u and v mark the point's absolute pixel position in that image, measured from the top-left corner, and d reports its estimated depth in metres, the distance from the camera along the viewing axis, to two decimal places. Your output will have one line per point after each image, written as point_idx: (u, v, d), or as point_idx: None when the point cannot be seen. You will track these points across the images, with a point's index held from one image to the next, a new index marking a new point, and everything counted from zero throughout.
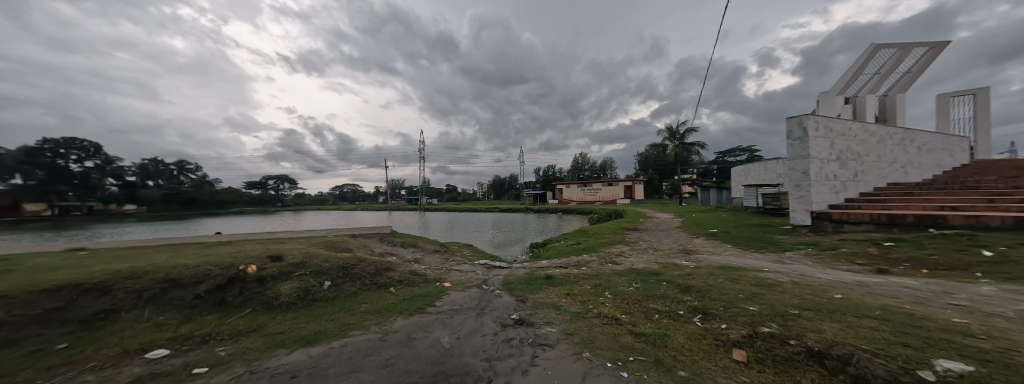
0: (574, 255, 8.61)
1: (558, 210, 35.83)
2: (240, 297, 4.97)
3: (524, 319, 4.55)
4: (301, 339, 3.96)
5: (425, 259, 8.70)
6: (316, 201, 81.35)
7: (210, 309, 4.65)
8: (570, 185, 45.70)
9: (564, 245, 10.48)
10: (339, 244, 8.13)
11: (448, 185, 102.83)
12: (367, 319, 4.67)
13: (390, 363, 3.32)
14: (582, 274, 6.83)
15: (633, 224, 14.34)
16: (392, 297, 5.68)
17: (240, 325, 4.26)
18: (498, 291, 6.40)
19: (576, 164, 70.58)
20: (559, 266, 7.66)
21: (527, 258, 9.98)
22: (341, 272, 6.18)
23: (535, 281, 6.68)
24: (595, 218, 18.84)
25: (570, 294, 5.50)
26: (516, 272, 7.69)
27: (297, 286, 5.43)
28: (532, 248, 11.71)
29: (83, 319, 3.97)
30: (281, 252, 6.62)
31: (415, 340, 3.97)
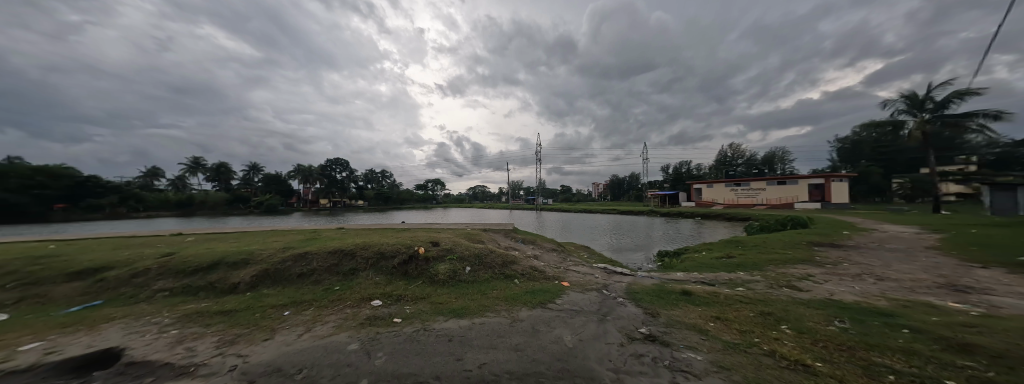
0: (721, 272, 6.93)
1: (692, 214, 29.89)
2: (415, 270, 6.71)
3: (655, 335, 4.03)
4: (452, 311, 4.95)
5: (544, 256, 9.15)
6: (454, 200, 100.59)
7: (399, 277, 6.53)
8: (712, 185, 37.40)
9: (705, 257, 8.61)
10: (476, 236, 9.71)
11: (561, 186, 104.68)
12: (498, 305, 5.32)
13: (519, 348, 3.64)
14: (737, 296, 5.39)
15: (824, 238, 10.13)
16: (517, 289, 6.25)
17: (415, 292, 5.77)
18: (621, 299, 5.94)
19: (722, 159, 56.96)
20: (699, 282, 6.35)
21: (654, 267, 8.82)
22: (477, 259, 7.32)
23: (667, 295, 5.80)
24: (753, 227, 14.48)
25: (719, 318, 4.44)
26: (642, 281, 6.93)
27: (448, 267, 6.81)
28: (660, 257, 10.25)
29: (344, 272, 6.39)
30: (437, 239, 8.51)
31: (539, 332, 4.20)
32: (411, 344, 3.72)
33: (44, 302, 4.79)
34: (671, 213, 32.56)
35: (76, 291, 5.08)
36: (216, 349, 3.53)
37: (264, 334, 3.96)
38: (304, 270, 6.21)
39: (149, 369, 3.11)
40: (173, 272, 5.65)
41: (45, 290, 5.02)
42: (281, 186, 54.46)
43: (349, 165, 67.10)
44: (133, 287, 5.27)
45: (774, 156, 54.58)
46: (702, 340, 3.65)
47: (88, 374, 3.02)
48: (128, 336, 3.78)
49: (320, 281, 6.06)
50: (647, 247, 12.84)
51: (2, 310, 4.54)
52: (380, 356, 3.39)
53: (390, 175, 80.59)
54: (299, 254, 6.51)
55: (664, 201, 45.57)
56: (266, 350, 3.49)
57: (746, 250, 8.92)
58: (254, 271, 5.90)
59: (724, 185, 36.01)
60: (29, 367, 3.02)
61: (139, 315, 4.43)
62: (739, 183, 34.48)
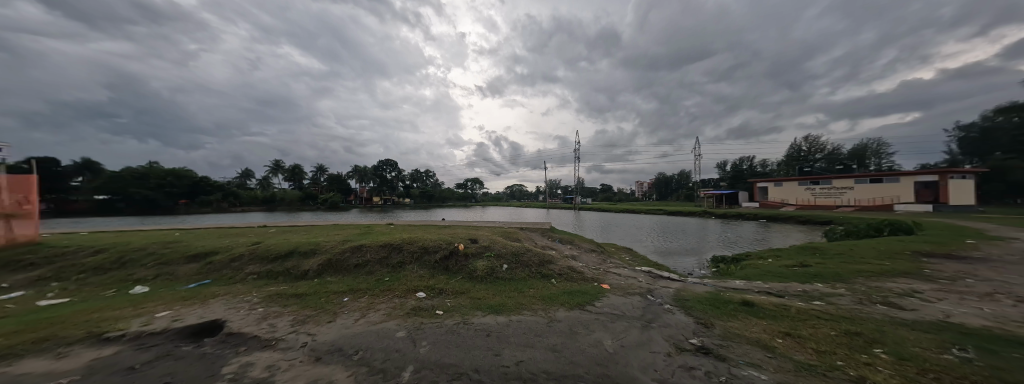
0: (792, 282, 6.04)
1: (754, 217, 26.55)
2: (456, 266, 7.01)
3: (709, 348, 3.66)
4: (490, 307, 5.06)
5: (582, 257, 8.90)
6: (492, 199, 102.79)
7: (441, 271, 6.88)
8: (783, 182, 32.92)
9: (771, 265, 7.58)
10: (513, 234, 9.80)
11: (602, 185, 100.64)
12: (535, 304, 5.31)
13: (557, 349, 3.58)
14: (813, 311, 4.64)
15: (936, 247, 8.24)
16: (554, 288, 6.18)
17: (455, 286, 6.03)
18: (669, 306, 5.51)
19: (795, 154, 49.64)
20: (764, 293, 5.61)
21: (707, 273, 8.02)
22: (514, 257, 7.38)
23: (724, 305, 5.22)
24: (835, 233, 12.33)
25: (790, 335, 3.87)
26: (692, 288, 6.35)
27: (486, 264, 6.97)
28: (714, 263, 9.28)
29: (393, 264, 6.93)
30: (476, 236, 8.77)
31: (578, 334, 4.09)
32: (453, 336, 3.90)
33: (173, 279, 6.02)
34: (727, 215, 29.30)
35: (193, 270, 6.28)
36: (291, 326, 4.09)
37: (328, 316, 4.47)
38: (360, 261, 6.87)
39: (243, 340, 3.72)
40: (259, 258, 6.67)
41: (173, 269, 6.29)
42: (341, 185, 61.03)
43: (398, 166, 72.56)
44: (231, 270, 6.35)
45: (865, 149, 45.80)
46: (768, 357, 3.22)
47: (201, 339, 3.73)
48: (228, 310, 4.56)
49: (372, 271, 6.65)
50: (699, 252, 11.73)
51: (146, 283, 5.80)
52: (424, 344, 3.61)
53: (433, 175, 85.37)
54: (355, 246, 7.22)
55: (720, 201, 41.15)
56: (330, 331, 3.95)
57: (824, 258, 7.65)
58: (320, 261, 6.69)
59: (797, 183, 31.44)
60: (163, 330, 3.82)
61: (235, 293, 5.32)
62: (817, 180, 29.71)
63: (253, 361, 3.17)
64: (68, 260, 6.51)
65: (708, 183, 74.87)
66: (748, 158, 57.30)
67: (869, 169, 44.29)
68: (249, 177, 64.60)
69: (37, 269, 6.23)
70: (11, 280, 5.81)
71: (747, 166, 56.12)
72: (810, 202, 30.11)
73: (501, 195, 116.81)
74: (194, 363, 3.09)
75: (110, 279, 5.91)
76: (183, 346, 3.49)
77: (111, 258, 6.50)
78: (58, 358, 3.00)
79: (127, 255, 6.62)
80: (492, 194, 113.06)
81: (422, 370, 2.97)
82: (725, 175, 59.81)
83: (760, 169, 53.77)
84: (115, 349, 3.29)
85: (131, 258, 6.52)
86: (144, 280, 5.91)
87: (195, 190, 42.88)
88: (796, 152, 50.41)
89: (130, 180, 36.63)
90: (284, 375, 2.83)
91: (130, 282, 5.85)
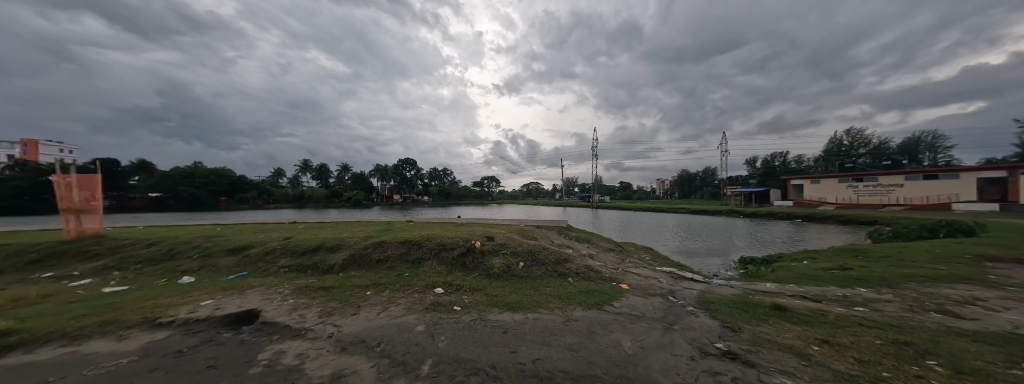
0: (831, 286, 5.61)
1: (787, 216, 24.89)
2: (473, 263, 7.10)
3: (736, 353, 3.47)
4: (506, 304, 5.09)
5: (599, 256, 8.76)
6: (509, 197, 102.90)
7: (459, 268, 6.99)
8: (819, 180, 30.71)
9: (806, 268, 7.08)
10: (530, 232, 9.79)
11: (622, 183, 98.31)
12: (551, 302, 5.27)
13: (574, 348, 3.54)
14: (855, 318, 4.29)
15: (1003, 251, 7.37)
16: (571, 287, 6.11)
17: (472, 283, 6.10)
18: (692, 308, 5.29)
19: (835, 149, 46.23)
20: (798, 297, 5.25)
21: (734, 275, 7.63)
22: (530, 255, 7.36)
23: (753, 309, 4.93)
24: (881, 234, 11.33)
25: (828, 342, 3.60)
26: (718, 290, 6.06)
27: (503, 262, 7.00)
28: (742, 264, 8.80)
29: (412, 260, 7.13)
30: (493, 234, 8.81)
31: (595, 334, 4.01)
32: (470, 332, 3.96)
33: (214, 270, 6.51)
34: (757, 214, 27.67)
35: (232, 263, 6.76)
36: (319, 318, 4.31)
37: (352, 309, 4.66)
38: (381, 257, 7.12)
39: (276, 329, 3.96)
40: (290, 252, 7.08)
41: (215, 261, 6.80)
42: (364, 183, 63.40)
43: (417, 164, 74.35)
44: (265, 263, 6.79)
45: (918, 143, 41.67)
46: (802, 365, 3.02)
47: (240, 327, 4.01)
48: (263, 301, 4.88)
49: (393, 267, 6.88)
50: (725, 252, 11.20)
51: (192, 274, 6.32)
52: (442, 339, 3.69)
53: (450, 173, 86.76)
54: (376, 242, 7.48)
55: (748, 200, 38.92)
56: (355, 323, 4.14)
57: (868, 261, 7.04)
58: (344, 256, 7.01)
59: (836, 180, 29.20)
60: (206, 317, 4.14)
61: (269, 285, 5.68)
62: (860, 177, 27.40)
63: (285, 349, 3.37)
64: (126, 251, 7.21)
65: (735, 181, 71.05)
66: (780, 154, 53.78)
67: (922, 165, 40.38)
68: (281, 176, 68.59)
69: (102, 259, 6.95)
70: (81, 269, 6.53)
71: (779, 163, 52.67)
72: (853, 201, 27.73)
73: (518, 193, 116.90)
74: (234, 349, 3.34)
75: (161, 270, 6.48)
76: (223, 333, 3.77)
77: (162, 250, 7.13)
78: (119, 340, 3.34)
79: (176, 247, 7.25)
80: (508, 192, 113.31)
81: (441, 364, 3.03)
82: (754, 172, 56.48)
83: (793, 165, 50.44)
84: (166, 334, 3.60)
85: (178, 251, 7.12)
86: (190, 271, 6.44)
87: (234, 188, 45.96)
88: (835, 147, 46.85)
89: (178, 179, 39.84)
90: (313, 364, 2.98)
91: (178, 273, 6.39)
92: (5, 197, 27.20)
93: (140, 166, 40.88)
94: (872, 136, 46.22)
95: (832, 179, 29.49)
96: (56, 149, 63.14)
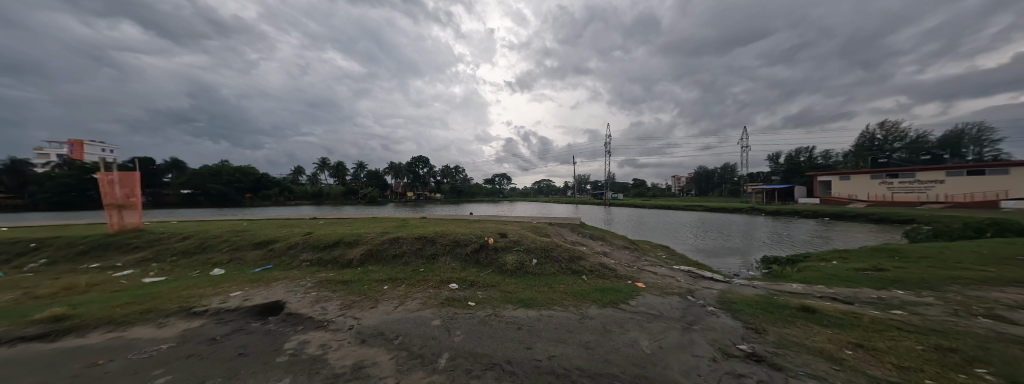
0: (864, 288, 5.31)
1: (813, 214, 23.71)
2: (487, 259, 7.14)
3: (761, 355, 3.34)
4: (521, 301, 5.09)
5: (614, 254, 8.62)
6: (520, 195, 102.63)
7: (472, 264, 7.04)
8: (848, 176, 29.17)
9: (836, 268, 6.74)
10: (542, 229, 9.76)
11: (635, 180, 96.49)
12: (566, 299, 5.22)
13: (590, 346, 3.49)
14: (891, 322, 4.04)
15: None
16: (585, 285, 6.05)
17: (486, 279, 6.13)
18: (712, 308, 5.13)
19: (867, 143, 43.67)
20: (828, 299, 4.99)
21: (756, 275, 7.34)
22: (544, 252, 7.33)
23: (778, 310, 4.74)
24: (919, 234, 10.65)
25: (863, 347, 3.40)
26: (740, 291, 5.84)
27: (517, 259, 6.99)
28: (765, 264, 8.46)
29: (427, 256, 7.23)
30: (506, 230, 8.82)
31: (612, 333, 3.95)
32: (485, 327, 3.99)
33: (242, 263, 6.83)
34: (780, 211, 26.52)
35: (258, 256, 7.07)
36: (339, 310, 4.43)
37: (370, 302, 4.78)
38: (397, 252, 7.26)
39: (299, 320, 4.11)
40: (311, 247, 7.32)
41: (242, 255, 7.12)
42: (378, 180, 64.72)
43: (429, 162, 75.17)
44: (288, 256, 7.06)
45: (961, 136, 38.73)
46: (834, 370, 2.87)
47: (267, 317, 4.19)
48: (287, 293, 5.07)
49: (409, 262, 7.01)
50: (746, 251, 10.81)
51: (222, 266, 6.65)
52: (458, 334, 3.72)
53: (462, 170, 87.37)
54: (393, 238, 7.63)
55: (770, 198, 37.35)
56: (374, 317, 4.24)
57: (905, 262, 6.63)
58: (362, 251, 7.19)
59: (867, 176, 27.63)
60: (236, 307, 4.35)
61: (292, 278, 5.89)
62: (895, 173, 25.81)
63: (308, 339, 3.49)
64: (162, 244, 7.64)
65: (756, 178, 68.19)
66: (806, 149, 51.19)
67: (965, 159, 37.65)
68: (300, 174, 70.97)
69: (141, 251, 7.42)
70: (124, 260, 7.00)
71: (804, 158, 50.21)
72: (886, 198, 26.20)
73: (529, 190, 116.44)
74: (262, 338, 3.49)
75: (194, 262, 6.85)
76: (252, 323, 3.94)
77: (194, 243, 7.52)
78: (158, 327, 3.55)
79: (206, 241, 7.62)
80: (519, 190, 113.15)
81: (457, 358, 3.06)
82: (777, 168, 54.00)
83: (820, 160, 48.06)
84: (200, 322, 3.79)
85: (209, 244, 7.50)
86: (220, 264, 6.78)
87: (258, 185, 47.89)
88: (867, 141, 44.17)
89: (207, 176, 42.18)
90: (335, 354, 3.07)
91: (209, 265, 6.74)
92: (55, 193, 29.40)
93: (173, 165, 43.26)
94: (908, 129, 43.28)
95: (864, 175, 27.88)
96: (99, 148, 67.97)
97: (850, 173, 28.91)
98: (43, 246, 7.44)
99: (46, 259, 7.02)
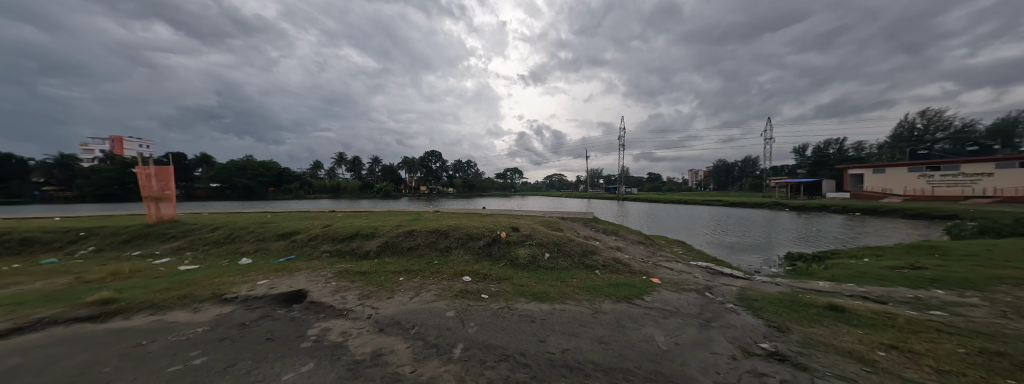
0: (899, 287, 5.00)
1: (842, 208, 22.48)
2: (499, 252, 7.20)
3: (784, 355, 3.22)
4: (534, 294, 5.09)
5: (628, 248, 8.50)
6: (531, 189, 102.40)
7: (485, 257, 7.11)
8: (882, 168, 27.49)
9: (868, 266, 6.39)
10: (555, 224, 9.69)
11: (650, 174, 94.65)
12: (578, 294, 5.20)
13: (604, 341, 3.47)
14: (930, 323, 3.80)
15: None
16: (598, 279, 6.01)
17: (499, 273, 6.17)
18: (731, 305, 4.97)
19: (906, 133, 40.91)
20: (858, 298, 4.73)
21: (779, 272, 7.06)
22: (556, 246, 7.29)
23: (803, 309, 4.53)
24: (963, 230, 9.91)
25: (897, 348, 3.22)
26: (762, 288, 5.63)
27: (529, 252, 7.00)
28: (789, 261, 8.12)
29: (441, 248, 7.36)
30: (518, 224, 8.83)
31: (626, 328, 3.89)
32: (498, 319, 4.02)
33: (268, 253, 7.18)
34: (805, 206, 25.33)
35: (281, 247, 7.40)
36: (358, 300, 4.58)
37: (387, 293, 4.91)
38: (411, 244, 7.41)
39: (322, 308, 4.28)
40: (331, 239, 7.58)
41: (267, 245, 7.47)
42: (392, 175, 65.99)
43: (441, 156, 75.87)
44: (310, 247, 7.35)
45: (1015, 124, 35.43)
46: (865, 372, 2.73)
47: (291, 305, 4.38)
48: (309, 282, 5.28)
49: (423, 254, 7.17)
50: (767, 248, 10.43)
51: (249, 256, 7.03)
52: (471, 325, 3.77)
53: (474, 165, 88.18)
54: (407, 231, 7.78)
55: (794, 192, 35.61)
56: (392, 306, 4.36)
57: (947, 260, 6.20)
58: (379, 243, 7.39)
59: (903, 169, 25.96)
60: (263, 295, 4.57)
61: (314, 268, 6.12)
62: (936, 165, 24.07)
63: (330, 326, 3.64)
64: (195, 234, 8.10)
65: (779, 172, 65.15)
66: (835, 140, 48.25)
67: (1018, 150, 34.64)
68: (319, 168, 73.58)
69: (176, 240, 7.91)
70: (163, 249, 7.50)
71: (834, 150, 47.38)
72: (926, 192, 24.45)
73: (541, 184, 116.28)
74: (287, 324, 3.66)
75: (224, 251, 7.26)
76: (278, 310, 4.14)
77: (223, 234, 7.92)
78: (194, 312, 3.78)
79: (235, 231, 8.03)
80: (530, 184, 112.55)
81: (471, 348, 3.11)
82: (802, 162, 51.43)
83: (851, 152, 45.48)
84: (231, 308, 4.02)
85: (237, 235, 7.88)
86: (247, 253, 7.17)
87: (280, 179, 49.88)
88: (905, 131, 41.16)
89: (234, 170, 44.51)
90: (355, 341, 3.19)
91: (238, 254, 7.14)
92: (101, 185, 31.59)
93: (203, 160, 45.78)
94: (953, 117, 39.99)
95: (900, 168, 26.14)
96: (138, 145, 73.10)
97: (884, 165, 27.21)
98: (91, 235, 8.04)
99: (94, 247, 7.61)
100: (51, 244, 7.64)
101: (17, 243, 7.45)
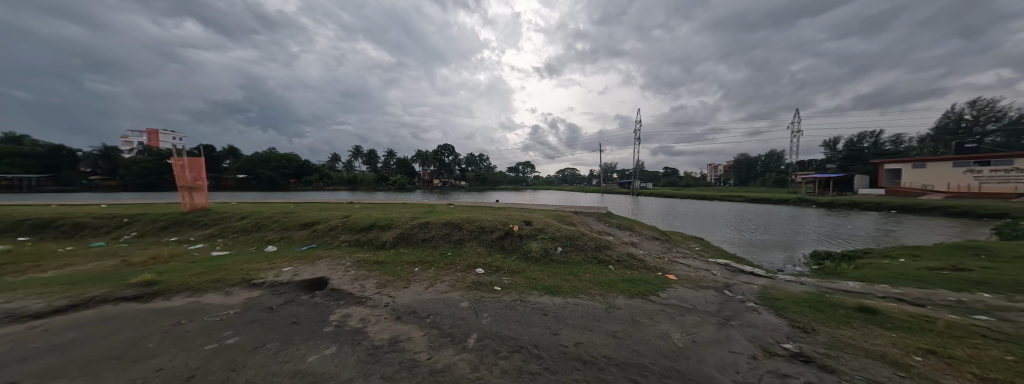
0: (939, 290, 4.69)
1: (876, 205, 21.19)
2: (511, 245, 7.24)
3: (809, 356, 3.09)
4: (546, 288, 5.10)
5: (642, 244, 8.35)
6: (543, 183, 102.03)
7: (498, 250, 7.18)
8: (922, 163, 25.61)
9: (903, 267, 6.00)
10: (567, 218, 9.64)
11: (665, 168, 92.30)
12: (591, 288, 5.17)
13: (618, 336, 3.43)
14: (974, 329, 3.53)
15: None
16: (611, 274, 5.95)
17: (512, 265, 6.22)
18: (753, 304, 4.80)
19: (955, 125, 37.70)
20: (893, 300, 4.47)
21: (804, 272, 6.76)
22: (568, 240, 7.25)
23: (831, 310, 4.33)
24: (1013, 231, 9.19)
25: (936, 354, 3.02)
26: (785, 287, 5.41)
27: (541, 247, 6.98)
28: (816, 260, 7.79)
29: (454, 241, 7.44)
30: (530, 218, 8.81)
31: (640, 324, 3.85)
32: (511, 311, 4.05)
33: (292, 241, 7.52)
34: (832, 204, 24.18)
35: (304, 236, 7.70)
36: (376, 288, 4.72)
37: (403, 282, 5.04)
38: (426, 237, 7.54)
39: (342, 294, 4.45)
40: (349, 229, 7.83)
41: (291, 234, 7.81)
42: (406, 168, 67.22)
43: (454, 150, 76.33)
44: (330, 237, 7.62)
45: None
46: (898, 376, 2.59)
47: (313, 291, 4.57)
48: (330, 270, 5.49)
49: (437, 246, 7.30)
50: (792, 246, 9.96)
51: (274, 244, 7.38)
52: (485, 316, 3.82)
53: (486, 158, 88.46)
54: (422, 223, 7.90)
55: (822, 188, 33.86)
56: (408, 296, 4.46)
57: (994, 263, 5.74)
58: (394, 234, 7.54)
59: (945, 164, 24.15)
60: (288, 281, 4.78)
61: (334, 257, 6.36)
62: (986, 160, 22.16)
63: (349, 312, 3.78)
64: (224, 222, 8.55)
65: (806, 167, 62.01)
66: (871, 133, 45.24)
67: None
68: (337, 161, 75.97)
69: (208, 228, 8.38)
70: (196, 235, 7.98)
71: (868, 144, 44.51)
72: (972, 189, 22.67)
73: (553, 178, 115.76)
74: (310, 310, 3.81)
75: (252, 238, 7.67)
76: (302, 295, 4.33)
77: (250, 222, 8.31)
78: (226, 295, 4.00)
79: (261, 220, 8.40)
80: (543, 178, 112.13)
81: (486, 338, 3.16)
82: (833, 157, 48.55)
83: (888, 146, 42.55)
84: (259, 292, 4.24)
85: (264, 223, 8.27)
86: (272, 241, 7.52)
87: (301, 172, 51.82)
88: (951, 123, 38.07)
89: (258, 163, 46.45)
90: (374, 328, 3.30)
91: (264, 242, 7.51)
92: (140, 176, 33.89)
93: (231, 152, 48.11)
94: (1010, 108, 36.54)
95: (942, 163, 24.31)
96: (173, 138, 78.16)
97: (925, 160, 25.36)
98: (133, 221, 8.59)
99: (136, 232, 8.17)
100: (99, 228, 8.23)
101: (70, 227, 8.11)
